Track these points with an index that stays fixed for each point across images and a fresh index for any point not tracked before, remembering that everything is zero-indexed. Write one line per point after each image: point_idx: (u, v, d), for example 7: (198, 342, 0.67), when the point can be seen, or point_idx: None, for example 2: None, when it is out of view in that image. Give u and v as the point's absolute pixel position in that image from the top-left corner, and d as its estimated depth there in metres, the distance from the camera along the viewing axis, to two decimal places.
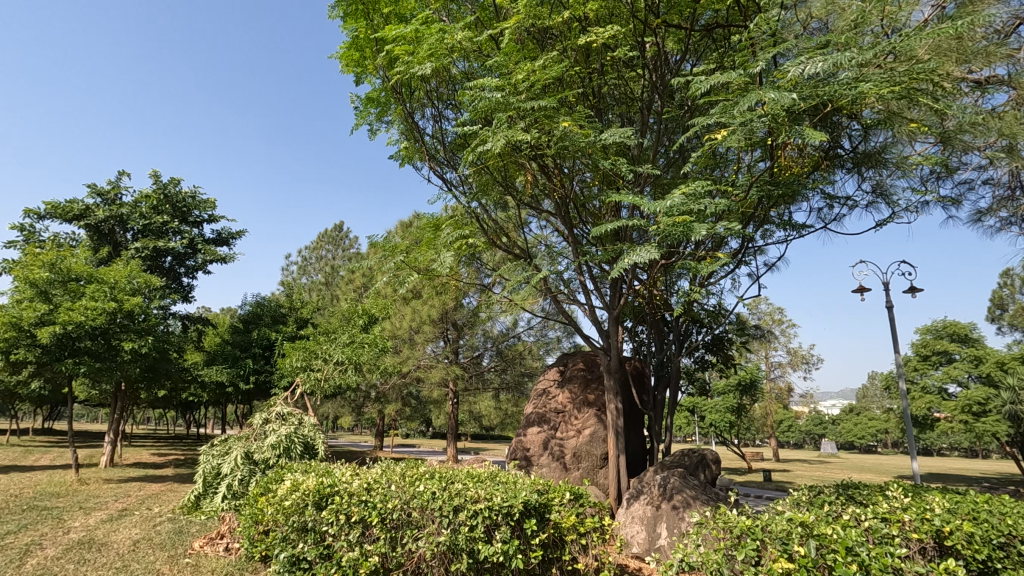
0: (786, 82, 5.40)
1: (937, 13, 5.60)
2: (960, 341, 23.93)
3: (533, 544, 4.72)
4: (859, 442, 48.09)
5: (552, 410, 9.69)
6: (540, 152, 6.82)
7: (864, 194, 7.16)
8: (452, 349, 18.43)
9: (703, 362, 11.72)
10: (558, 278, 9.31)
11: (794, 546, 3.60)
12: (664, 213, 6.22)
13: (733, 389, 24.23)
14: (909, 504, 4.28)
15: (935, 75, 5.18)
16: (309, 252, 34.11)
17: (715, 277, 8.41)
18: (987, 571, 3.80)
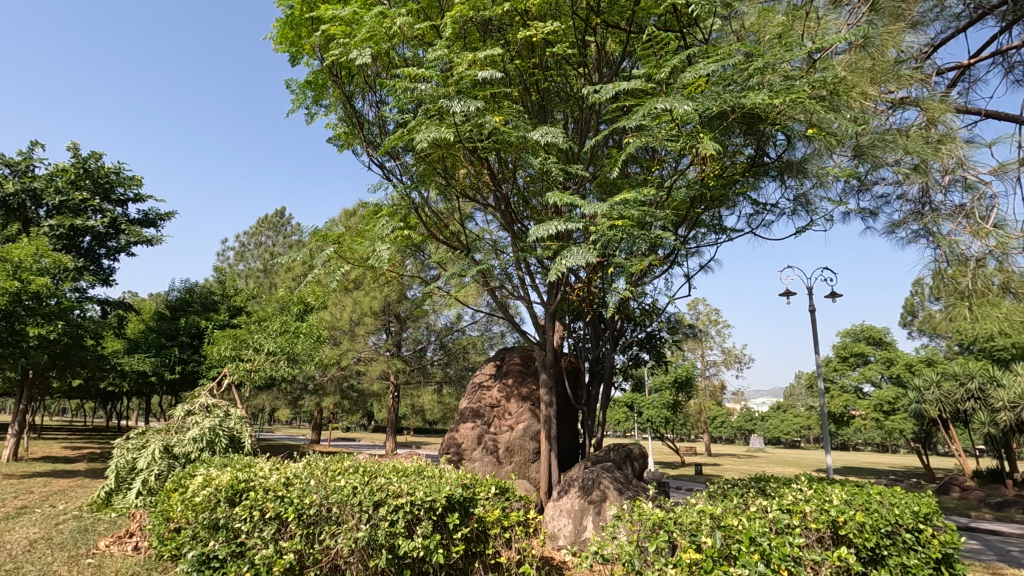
0: (712, 90, 5.61)
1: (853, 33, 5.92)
2: (875, 344, 25.78)
3: (455, 539, 4.71)
4: (783, 436, 51.04)
5: (486, 404, 9.71)
6: (478, 145, 6.77)
7: (787, 202, 7.53)
8: (394, 342, 18.21)
9: (637, 359, 12.01)
10: (497, 272, 9.31)
11: (702, 538, 3.72)
12: (596, 211, 6.34)
13: (670, 386, 25.15)
14: (811, 496, 4.51)
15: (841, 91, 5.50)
16: (247, 238, 32.70)
17: (650, 277, 8.62)
18: (874, 556, 4.07)
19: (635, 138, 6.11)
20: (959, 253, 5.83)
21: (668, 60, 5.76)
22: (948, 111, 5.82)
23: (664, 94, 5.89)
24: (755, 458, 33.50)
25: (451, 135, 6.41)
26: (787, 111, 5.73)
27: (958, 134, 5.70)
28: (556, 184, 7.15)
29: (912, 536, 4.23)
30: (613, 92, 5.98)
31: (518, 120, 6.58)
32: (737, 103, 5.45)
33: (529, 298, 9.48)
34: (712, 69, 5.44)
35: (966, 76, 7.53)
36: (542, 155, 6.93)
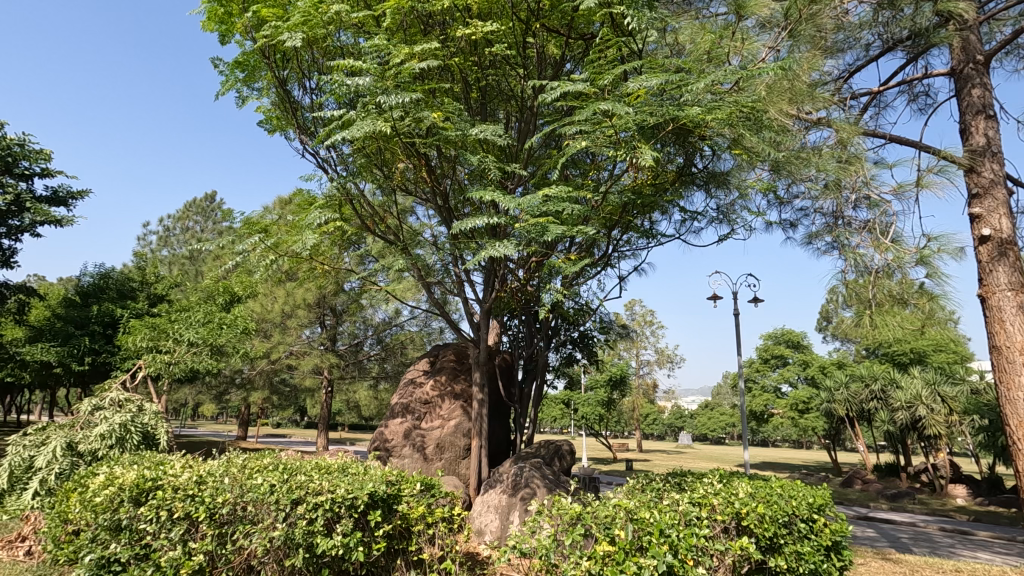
0: (641, 101, 5.83)
1: (774, 55, 6.28)
2: (793, 347, 27.55)
3: (376, 536, 4.67)
4: (709, 433, 53.61)
5: (418, 400, 9.63)
6: (415, 140, 6.71)
7: (713, 212, 7.92)
8: (328, 336, 17.71)
9: (569, 357, 12.27)
10: (434, 268, 9.24)
11: (615, 531, 3.87)
12: (529, 213, 6.47)
13: (605, 384, 25.86)
14: (720, 490, 4.77)
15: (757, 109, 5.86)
16: (173, 222, 30.83)
17: (584, 277, 8.82)
18: (772, 544, 4.37)
19: (573, 141, 6.23)
20: (861, 265, 6.36)
21: (606, 70, 5.91)
22: (856, 134, 6.31)
23: (602, 101, 6.03)
24: (682, 459, 30.55)
25: (386, 129, 6.31)
26: (710, 125, 6.03)
27: (865, 155, 6.18)
28: (492, 184, 7.19)
29: (806, 525, 4.59)
30: (554, 96, 6.06)
31: (456, 117, 6.56)
32: (670, 116, 5.67)
33: (465, 295, 9.48)
34: (647, 81, 5.63)
35: (875, 102, 8.18)
36: (479, 154, 6.96)
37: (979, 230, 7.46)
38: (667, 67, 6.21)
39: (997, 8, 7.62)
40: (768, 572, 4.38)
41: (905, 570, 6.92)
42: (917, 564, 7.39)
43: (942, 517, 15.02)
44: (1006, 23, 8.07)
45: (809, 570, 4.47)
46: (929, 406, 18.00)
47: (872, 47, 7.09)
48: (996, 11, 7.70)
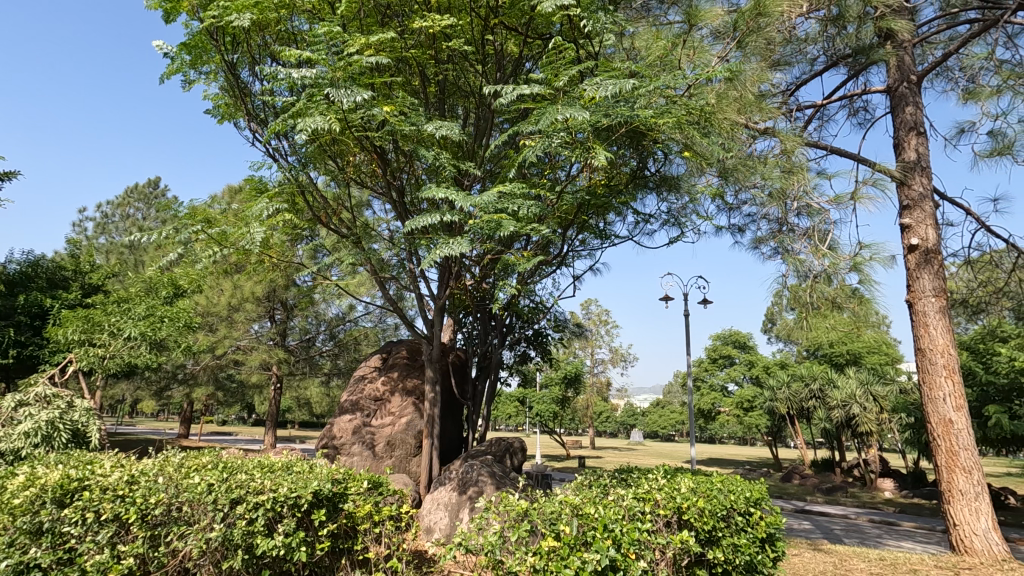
0: (596, 104, 5.91)
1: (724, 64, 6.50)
2: (740, 347, 28.62)
3: (320, 536, 4.57)
4: (660, 430, 55.10)
5: (369, 397, 9.49)
6: (369, 132, 6.58)
7: (665, 215, 8.13)
8: (278, 331, 17.20)
9: (523, 355, 12.35)
10: (389, 263, 9.11)
11: (561, 526, 3.92)
12: (483, 210, 6.47)
13: (559, 382, 26.16)
14: (664, 485, 4.90)
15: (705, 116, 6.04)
16: (111, 208, 29.21)
17: (539, 276, 8.88)
18: (711, 537, 4.51)
19: (529, 141, 6.26)
20: (801, 270, 6.68)
21: (563, 71, 5.96)
22: (798, 145, 6.62)
23: (559, 102, 6.07)
24: (635, 458, 29.04)
25: (339, 119, 6.17)
26: (663, 130, 6.18)
27: (805, 165, 6.50)
28: (448, 180, 7.14)
29: (743, 518, 4.78)
30: (512, 95, 6.07)
31: (412, 111, 6.48)
32: (624, 120, 5.78)
33: (420, 291, 9.40)
34: (602, 84, 5.70)
35: (818, 115, 8.58)
36: (434, 150, 6.90)
37: (909, 240, 7.96)
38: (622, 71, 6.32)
39: (929, 32, 8.11)
40: (706, 565, 4.52)
41: (835, 559, 7.31)
42: (845, 554, 7.81)
43: (871, 509, 15.94)
44: (936, 46, 8.61)
45: (744, 561, 4.65)
46: (862, 405, 19.04)
47: (816, 62, 7.44)
48: (928, 34, 8.20)
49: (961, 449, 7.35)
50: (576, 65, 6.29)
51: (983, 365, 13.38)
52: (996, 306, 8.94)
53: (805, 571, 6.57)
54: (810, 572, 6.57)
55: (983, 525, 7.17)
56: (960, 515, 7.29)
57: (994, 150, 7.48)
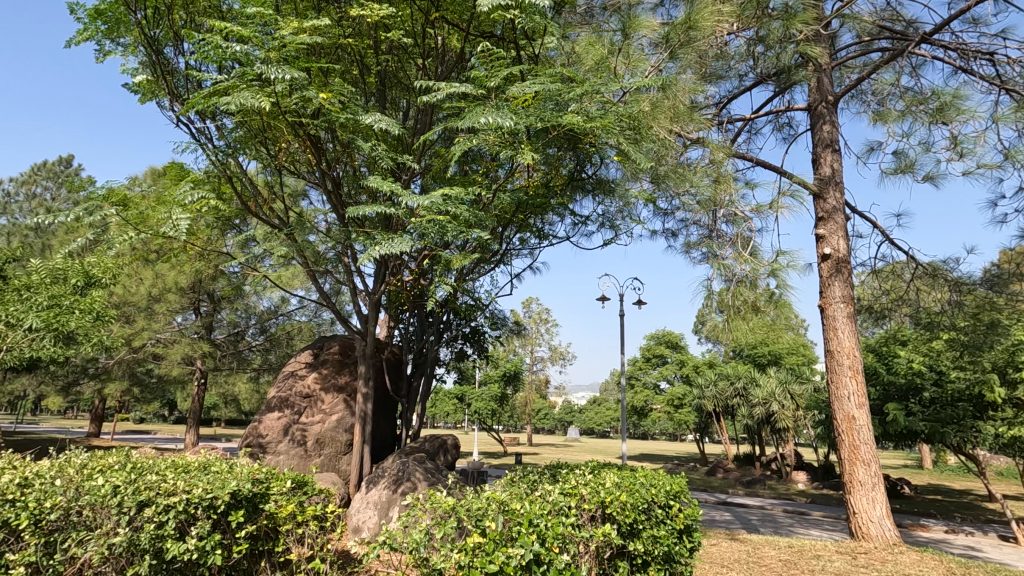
0: (534, 103, 5.96)
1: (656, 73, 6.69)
2: (672, 347, 29.80)
3: (238, 538, 4.39)
4: (596, 427, 56.57)
5: (298, 394, 9.20)
6: (300, 119, 6.34)
7: (601, 218, 8.35)
8: (204, 323, 16.33)
9: (460, 353, 12.33)
10: (323, 256, 8.84)
11: (487, 522, 3.93)
12: (420, 204, 6.38)
13: (498, 379, 26.32)
14: (590, 481, 5.02)
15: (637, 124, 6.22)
16: (15, 185, 26.74)
17: (477, 273, 8.89)
18: (632, 529, 4.68)
19: (464, 139, 6.24)
20: (727, 275, 7.04)
21: (497, 70, 5.97)
22: (725, 155, 6.97)
23: (489, 104, 6.08)
24: (571, 454, 29.64)
25: (269, 102, 5.90)
26: (598, 135, 6.30)
27: (730, 174, 6.85)
28: (384, 173, 6.99)
29: (663, 511, 5.01)
30: (447, 91, 6.02)
31: (347, 100, 6.30)
32: (555, 125, 5.85)
33: (354, 287, 9.19)
34: (532, 89, 5.75)
35: (746, 128, 9.06)
36: (370, 142, 6.74)
37: (822, 249, 8.55)
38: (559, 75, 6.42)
39: (846, 57, 8.74)
40: (628, 556, 4.67)
41: (748, 548, 7.77)
42: (758, 543, 8.33)
43: (786, 500, 17.05)
44: (853, 70, 9.29)
45: (662, 551, 4.89)
46: (780, 402, 20.30)
47: (744, 77, 7.84)
48: (845, 59, 8.84)
49: (862, 443, 7.98)
50: (513, 66, 6.31)
51: (886, 366, 14.59)
52: (897, 312, 9.74)
53: (722, 560, 6.95)
54: (726, 560, 6.94)
55: (878, 513, 7.84)
56: (859, 504, 7.93)
57: (898, 169, 8.15)
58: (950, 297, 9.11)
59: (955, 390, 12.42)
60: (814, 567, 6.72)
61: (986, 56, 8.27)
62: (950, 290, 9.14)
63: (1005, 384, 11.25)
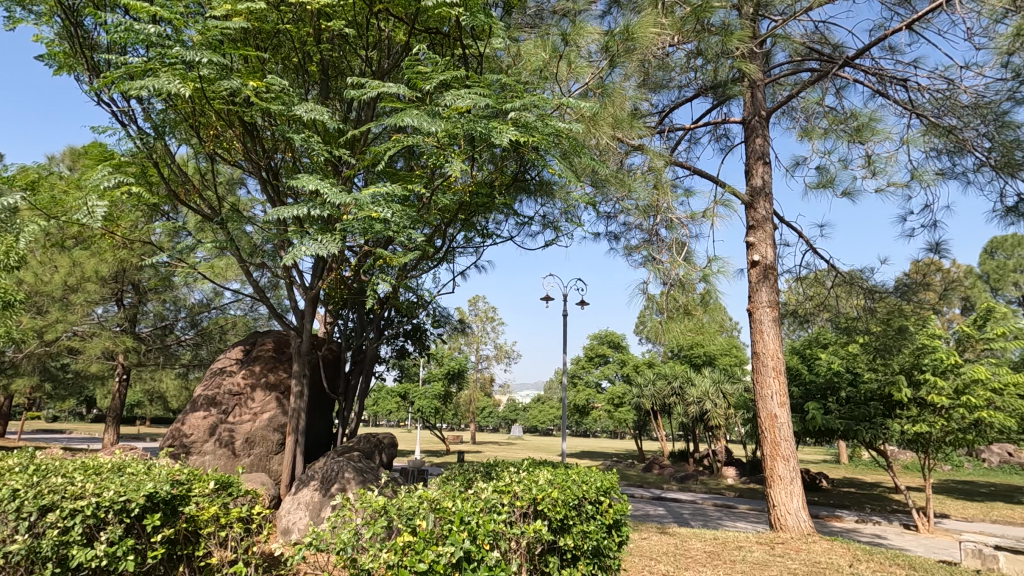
0: (471, 105, 5.96)
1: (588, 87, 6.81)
2: (614, 347, 30.54)
3: (153, 543, 4.18)
4: (540, 424, 57.27)
5: (226, 392, 8.83)
6: (229, 107, 6.09)
7: (544, 219, 8.47)
8: (127, 316, 15.36)
9: (401, 350, 12.18)
10: (258, 249, 8.51)
11: (418, 522, 3.90)
12: (358, 200, 6.25)
13: (442, 377, 26.17)
14: (524, 479, 5.07)
15: (574, 131, 6.34)
16: None
17: (420, 270, 8.80)
18: (562, 524, 4.78)
19: (401, 140, 6.21)
20: (663, 278, 7.31)
21: (434, 73, 5.93)
22: (664, 162, 7.24)
23: (425, 107, 6.06)
24: (514, 452, 29.89)
25: (192, 87, 5.63)
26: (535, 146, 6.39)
27: (667, 180, 7.11)
28: (322, 167, 6.80)
29: (593, 506, 5.15)
30: (382, 88, 5.93)
31: (279, 90, 6.10)
32: (491, 131, 5.89)
33: (292, 281, 8.92)
34: (464, 99, 5.77)
35: (685, 137, 9.42)
36: (302, 134, 6.53)
37: (752, 256, 9.01)
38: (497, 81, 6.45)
39: (778, 74, 9.25)
40: (558, 551, 4.79)
41: (676, 540, 8.09)
42: (686, 535, 8.68)
43: (716, 494, 17.87)
44: (784, 87, 9.83)
45: (591, 546, 5.02)
46: (713, 401, 21.22)
47: (683, 88, 8.13)
48: (778, 76, 9.35)
49: (782, 440, 8.47)
50: (451, 69, 6.29)
51: (808, 367, 15.52)
52: (818, 317, 10.38)
53: (651, 552, 7.20)
54: (654, 553, 7.21)
55: (794, 505, 8.35)
56: (779, 497, 8.42)
57: (821, 183, 8.70)
58: (866, 304, 9.81)
59: (868, 390, 13.21)
60: (735, 557, 7.08)
61: (900, 82, 8.96)
62: (865, 297, 9.84)
63: (911, 385, 12.15)
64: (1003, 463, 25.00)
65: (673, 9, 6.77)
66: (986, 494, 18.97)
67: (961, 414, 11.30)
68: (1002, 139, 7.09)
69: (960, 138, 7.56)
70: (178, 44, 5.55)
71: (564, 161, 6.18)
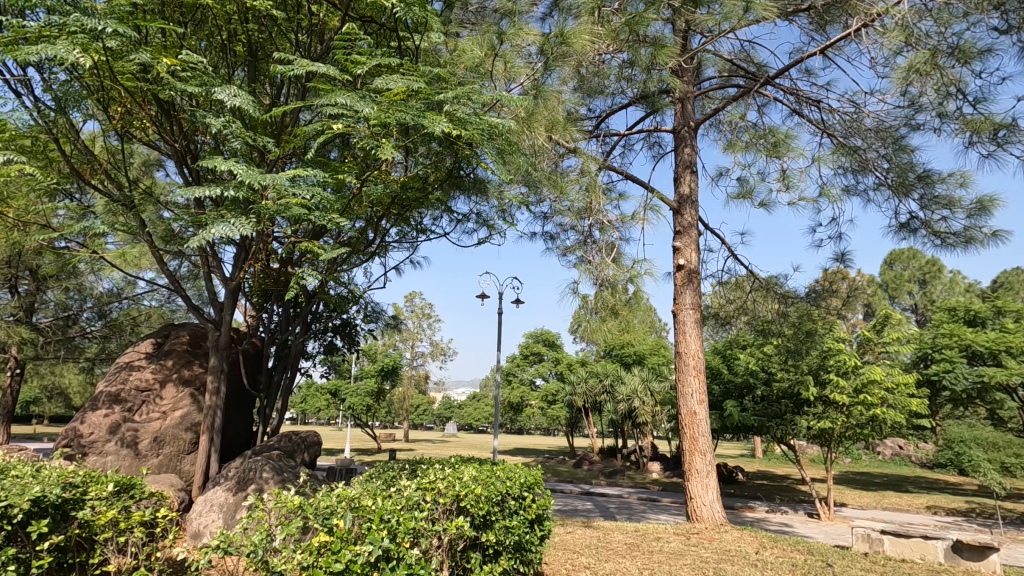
0: (401, 95, 5.89)
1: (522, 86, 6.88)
2: (549, 345, 31.05)
3: (38, 552, 3.83)
4: (474, 422, 57.23)
5: (133, 388, 8.27)
6: (143, 81, 5.72)
7: (478, 217, 8.50)
8: (23, 304, 14.03)
9: (330, 345, 11.83)
10: (174, 237, 8.01)
11: (335, 521, 3.80)
12: (282, 187, 6.00)
13: (375, 374, 25.60)
14: (448, 476, 5.04)
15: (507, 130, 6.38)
16: None
17: (350, 264, 8.58)
18: (484, 521, 4.80)
19: (329, 126, 6.01)
20: (594, 278, 7.53)
21: (363, 60, 5.81)
22: (597, 166, 7.46)
23: (353, 91, 5.92)
24: (447, 450, 29.73)
25: (97, 58, 5.23)
26: (470, 144, 6.39)
27: (598, 183, 7.33)
28: (244, 153, 6.48)
29: (516, 501, 5.24)
30: (308, 69, 5.74)
31: (198, 67, 5.77)
32: (421, 123, 5.84)
33: (211, 271, 8.46)
34: (397, 85, 5.69)
35: (617, 144, 9.72)
36: (223, 117, 6.21)
37: (678, 260, 9.41)
38: (433, 74, 6.42)
39: (706, 87, 9.72)
40: (480, 546, 4.81)
41: (599, 534, 8.34)
42: (608, 528, 8.97)
43: (641, 488, 18.56)
44: (713, 101, 10.35)
45: (513, 541, 5.10)
46: (642, 399, 22.02)
47: (616, 94, 8.40)
48: (707, 90, 9.83)
49: (700, 435, 8.90)
50: (382, 59, 6.19)
51: (727, 367, 16.44)
52: (737, 320, 10.97)
53: (574, 546, 7.38)
54: (577, 546, 7.39)
55: (709, 497, 8.81)
56: (695, 490, 8.86)
57: (741, 193, 9.23)
58: (780, 308, 10.50)
59: (779, 389, 14.13)
60: (653, 548, 7.39)
61: (814, 102, 9.66)
62: (779, 302, 10.52)
63: (817, 384, 13.08)
64: (895, 456, 27.48)
65: (608, 17, 6.96)
66: (879, 484, 20.78)
67: (859, 411, 12.30)
68: (898, 161, 7.79)
69: (864, 158, 8.25)
70: (80, 11, 5.18)
71: (497, 160, 6.24)
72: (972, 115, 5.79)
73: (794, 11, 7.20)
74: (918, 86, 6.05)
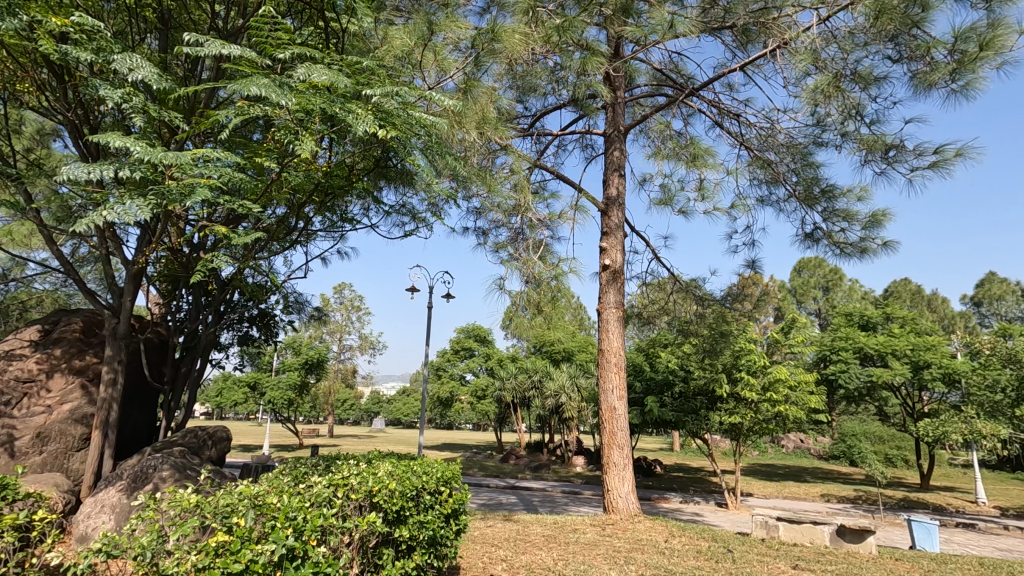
0: (323, 83, 5.66)
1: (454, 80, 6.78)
2: (480, 341, 31.06)
3: None
4: (403, 417, 56.40)
5: (14, 379, 7.55)
6: (29, 41, 5.16)
7: (406, 210, 8.35)
8: None
9: (245, 335, 11.24)
10: (66, 215, 7.34)
11: (235, 519, 3.61)
12: (191, 169, 5.62)
13: (299, 367, 24.61)
14: (363, 472, 4.91)
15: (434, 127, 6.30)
16: None
17: (268, 251, 8.17)
18: (397, 517, 4.75)
19: (246, 109, 5.71)
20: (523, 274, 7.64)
21: (283, 45, 5.54)
22: (527, 164, 7.55)
23: (270, 77, 5.64)
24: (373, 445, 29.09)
25: None
26: (396, 136, 6.24)
27: (529, 180, 7.42)
28: (149, 128, 6.01)
29: (431, 497, 5.22)
30: (222, 48, 5.39)
31: (95, 32, 5.28)
32: (345, 116, 5.65)
33: (110, 254, 7.82)
34: (319, 74, 5.49)
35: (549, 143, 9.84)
36: (125, 87, 5.73)
37: (604, 260, 9.69)
38: (359, 64, 6.21)
39: (636, 94, 10.05)
40: (392, 542, 4.75)
41: (518, 527, 8.44)
42: (528, 521, 9.11)
43: (564, 482, 19.00)
44: (643, 107, 10.72)
45: (427, 536, 5.09)
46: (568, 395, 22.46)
47: (548, 94, 8.49)
48: (637, 96, 10.17)
49: (618, 430, 9.23)
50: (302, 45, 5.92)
51: (649, 365, 17.12)
52: (658, 320, 11.43)
53: (492, 539, 7.44)
54: (495, 539, 7.45)
55: (625, 488, 9.15)
56: (612, 482, 9.18)
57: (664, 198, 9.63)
58: (697, 309, 11.05)
59: (696, 386, 14.87)
60: (569, 539, 7.59)
61: (734, 115, 10.22)
62: (698, 304, 11.08)
63: (729, 382, 13.88)
64: (796, 448, 29.75)
65: (542, 19, 7.00)
66: (782, 475, 22.43)
67: (765, 407, 13.21)
68: (805, 175, 8.41)
69: (776, 170, 8.83)
70: None
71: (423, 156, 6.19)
72: (867, 136, 6.35)
73: (719, 28, 7.56)
74: (824, 107, 6.55)
